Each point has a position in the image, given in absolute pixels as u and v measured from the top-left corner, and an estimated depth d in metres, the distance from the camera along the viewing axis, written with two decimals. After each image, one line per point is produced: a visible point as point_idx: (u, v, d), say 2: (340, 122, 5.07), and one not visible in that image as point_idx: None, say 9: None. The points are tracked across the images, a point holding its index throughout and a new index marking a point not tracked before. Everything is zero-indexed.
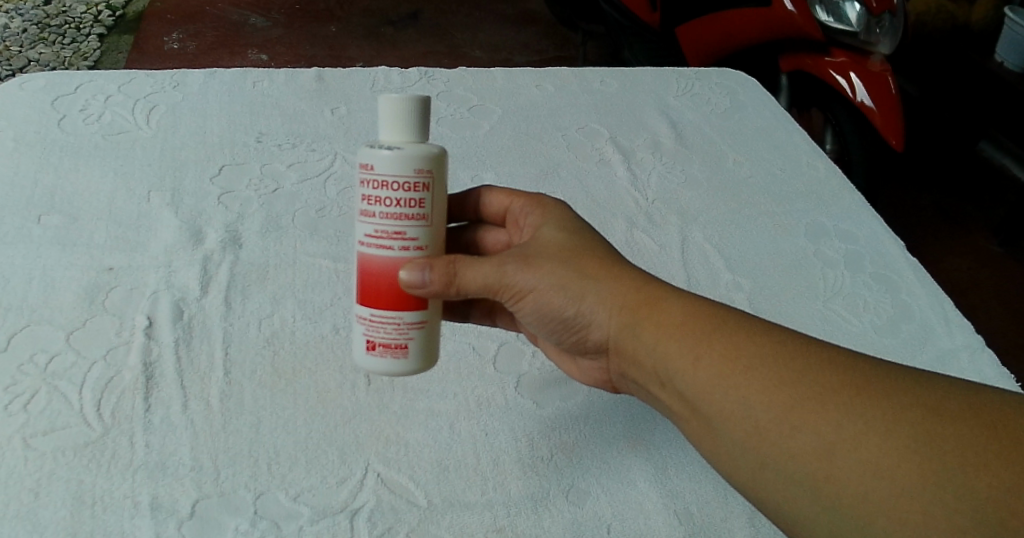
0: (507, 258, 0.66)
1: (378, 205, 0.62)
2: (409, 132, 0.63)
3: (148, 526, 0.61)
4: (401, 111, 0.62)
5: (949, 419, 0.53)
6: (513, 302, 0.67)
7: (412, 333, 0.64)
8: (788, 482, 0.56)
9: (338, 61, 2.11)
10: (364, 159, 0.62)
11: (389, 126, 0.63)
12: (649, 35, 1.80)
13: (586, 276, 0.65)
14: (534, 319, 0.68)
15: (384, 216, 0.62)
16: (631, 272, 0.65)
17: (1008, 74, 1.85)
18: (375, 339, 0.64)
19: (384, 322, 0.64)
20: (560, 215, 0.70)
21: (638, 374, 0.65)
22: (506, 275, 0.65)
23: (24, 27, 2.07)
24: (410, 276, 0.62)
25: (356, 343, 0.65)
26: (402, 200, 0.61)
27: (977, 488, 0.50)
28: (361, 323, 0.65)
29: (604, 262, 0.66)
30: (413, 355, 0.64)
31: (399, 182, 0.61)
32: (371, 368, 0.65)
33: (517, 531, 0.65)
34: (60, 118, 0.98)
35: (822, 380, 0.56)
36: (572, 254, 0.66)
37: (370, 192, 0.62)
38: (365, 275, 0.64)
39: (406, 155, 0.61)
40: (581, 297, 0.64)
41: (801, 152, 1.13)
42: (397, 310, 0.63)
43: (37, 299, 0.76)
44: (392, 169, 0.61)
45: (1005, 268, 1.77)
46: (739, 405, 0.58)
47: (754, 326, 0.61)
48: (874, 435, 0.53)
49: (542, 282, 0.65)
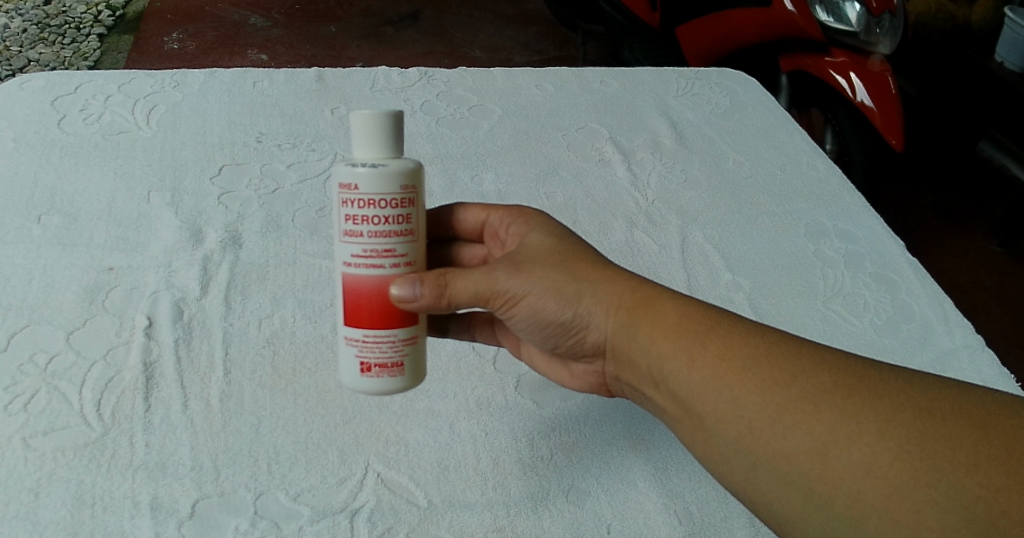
0: (499, 264, 0.66)
1: (365, 224, 0.61)
2: (384, 147, 0.63)
3: (148, 527, 0.61)
4: (375, 127, 0.62)
5: (940, 419, 0.54)
6: (506, 310, 0.66)
7: (406, 349, 0.64)
8: (781, 482, 0.56)
9: (338, 61, 2.12)
10: (344, 179, 0.62)
11: (362, 143, 0.63)
12: (649, 35, 1.80)
13: (581, 279, 0.65)
14: (527, 326, 0.68)
15: (373, 235, 0.62)
16: (626, 275, 0.66)
17: (1008, 74, 1.85)
18: (369, 360, 0.63)
19: (378, 342, 0.63)
20: (552, 219, 0.71)
21: (633, 377, 0.66)
22: (501, 280, 0.65)
23: (24, 27, 2.07)
24: (402, 292, 0.62)
25: (347, 365, 0.64)
26: (390, 217, 0.62)
27: (968, 488, 0.51)
28: (352, 345, 0.64)
29: (598, 265, 0.66)
30: (407, 372, 0.64)
31: (386, 200, 0.61)
32: (365, 389, 0.64)
33: (517, 531, 0.65)
34: (60, 118, 0.98)
35: (815, 381, 0.57)
36: (566, 257, 0.66)
37: (356, 212, 0.61)
38: (352, 295, 0.63)
39: (391, 172, 0.61)
40: (578, 301, 0.65)
41: (800, 152, 1.13)
42: (389, 327, 0.63)
43: (37, 299, 0.76)
44: (379, 187, 0.61)
45: (1005, 268, 1.77)
46: (733, 406, 0.58)
47: (746, 328, 0.61)
48: (867, 435, 0.54)
49: (536, 286, 0.65)
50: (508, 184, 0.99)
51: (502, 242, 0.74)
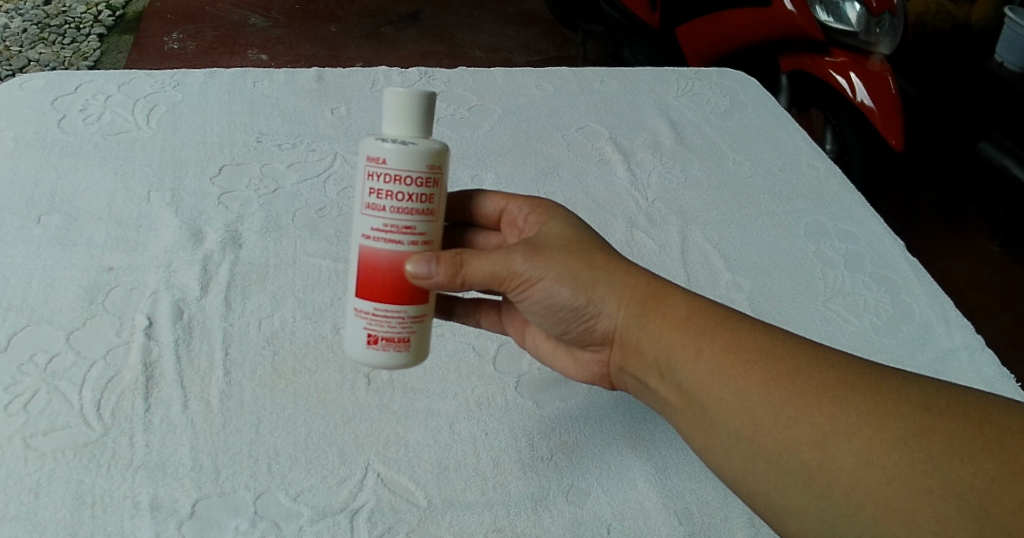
0: (517, 249, 0.65)
1: (389, 199, 0.62)
2: (410, 123, 0.63)
3: (148, 526, 0.61)
4: (406, 106, 0.62)
5: (940, 415, 0.54)
6: (520, 293, 0.66)
7: (413, 327, 0.64)
8: (779, 472, 0.57)
9: (338, 61, 2.12)
10: (373, 152, 0.62)
11: (395, 119, 0.63)
12: (649, 35, 1.79)
13: (594, 267, 0.65)
14: (537, 311, 0.68)
15: (395, 210, 0.62)
16: (637, 267, 0.66)
17: (1007, 73, 1.85)
18: (378, 333, 0.64)
19: (387, 316, 0.63)
20: (568, 211, 0.71)
21: (637, 368, 0.66)
22: (515, 265, 0.65)
23: (24, 27, 2.06)
24: (417, 269, 0.62)
25: (353, 336, 0.64)
26: (414, 194, 0.62)
27: (964, 478, 0.52)
28: (362, 317, 0.64)
29: (611, 257, 0.67)
30: (414, 348, 0.65)
31: (412, 177, 0.61)
32: (370, 361, 0.64)
33: (517, 531, 0.65)
34: (60, 118, 0.98)
35: (820, 375, 0.58)
36: (579, 247, 0.67)
37: (381, 186, 0.62)
38: (366, 268, 0.63)
39: (418, 150, 0.61)
40: (591, 288, 0.65)
41: (801, 152, 1.13)
42: (400, 303, 0.63)
43: (37, 299, 0.76)
44: (407, 163, 0.61)
45: (1005, 268, 1.77)
46: (738, 397, 0.59)
47: (754, 324, 0.62)
48: (867, 427, 0.55)
49: (550, 271, 0.65)
50: (508, 184, 0.99)
51: (520, 231, 0.74)
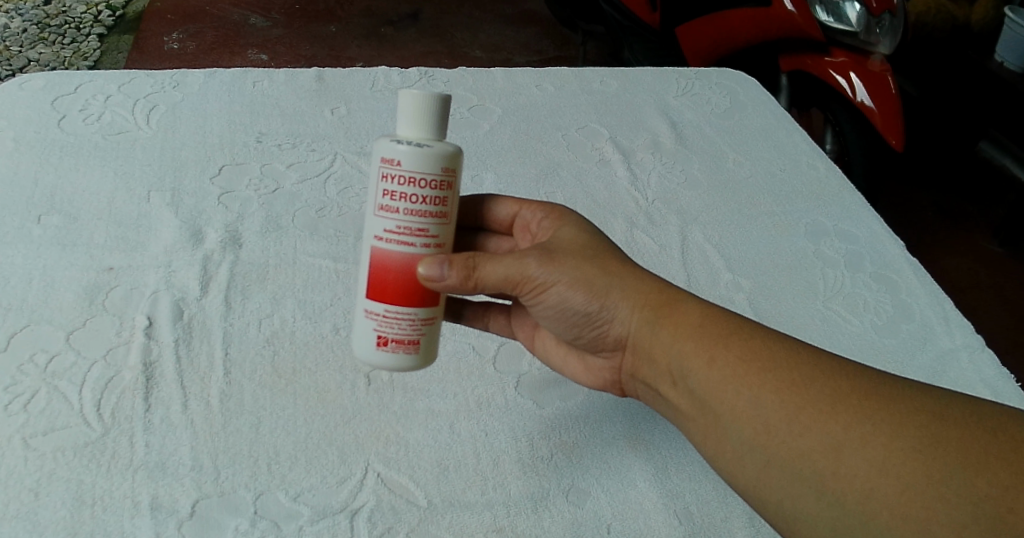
0: (530, 253, 0.65)
1: (402, 201, 0.62)
2: (427, 129, 0.63)
3: (148, 526, 0.61)
4: (419, 108, 0.62)
5: (952, 424, 0.54)
6: (533, 297, 0.66)
7: (423, 329, 0.64)
8: (794, 480, 0.57)
9: (338, 61, 2.12)
10: (387, 154, 0.62)
11: (408, 121, 0.63)
12: (649, 35, 1.79)
13: (607, 273, 0.65)
14: (550, 316, 0.68)
15: (408, 213, 0.62)
16: (651, 274, 0.66)
17: (1008, 73, 1.85)
18: (387, 335, 0.64)
19: (398, 318, 0.63)
20: (581, 216, 0.71)
21: (650, 374, 0.66)
22: (528, 269, 0.64)
23: (24, 27, 2.06)
24: (429, 271, 0.62)
25: (363, 337, 0.65)
26: (427, 197, 0.62)
27: (977, 486, 0.51)
28: (372, 319, 0.64)
29: (625, 264, 0.66)
30: (423, 351, 0.65)
31: (425, 180, 0.61)
32: (378, 362, 0.64)
33: (517, 531, 0.65)
34: (60, 118, 0.98)
35: (833, 383, 0.58)
36: (593, 253, 0.66)
37: (395, 188, 0.62)
38: (377, 270, 0.63)
39: (432, 153, 0.61)
40: (605, 294, 0.65)
41: (800, 152, 1.13)
42: (411, 305, 0.63)
43: (36, 299, 0.76)
44: (420, 166, 0.61)
45: (1005, 268, 1.77)
46: (751, 405, 0.59)
47: (766, 333, 0.62)
48: (881, 435, 0.55)
49: (564, 276, 0.65)
50: (509, 184, 0.99)
51: (532, 236, 0.74)
